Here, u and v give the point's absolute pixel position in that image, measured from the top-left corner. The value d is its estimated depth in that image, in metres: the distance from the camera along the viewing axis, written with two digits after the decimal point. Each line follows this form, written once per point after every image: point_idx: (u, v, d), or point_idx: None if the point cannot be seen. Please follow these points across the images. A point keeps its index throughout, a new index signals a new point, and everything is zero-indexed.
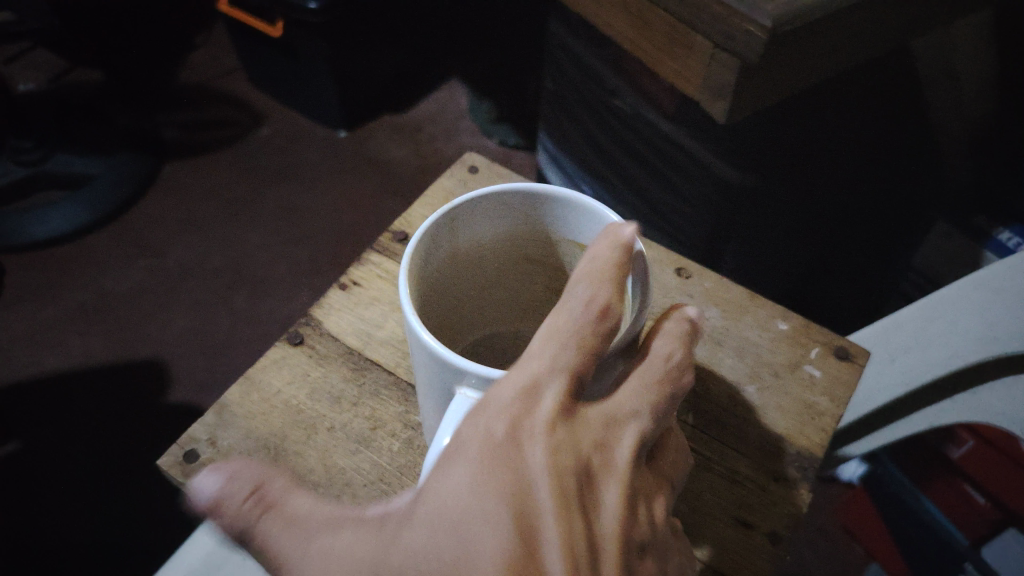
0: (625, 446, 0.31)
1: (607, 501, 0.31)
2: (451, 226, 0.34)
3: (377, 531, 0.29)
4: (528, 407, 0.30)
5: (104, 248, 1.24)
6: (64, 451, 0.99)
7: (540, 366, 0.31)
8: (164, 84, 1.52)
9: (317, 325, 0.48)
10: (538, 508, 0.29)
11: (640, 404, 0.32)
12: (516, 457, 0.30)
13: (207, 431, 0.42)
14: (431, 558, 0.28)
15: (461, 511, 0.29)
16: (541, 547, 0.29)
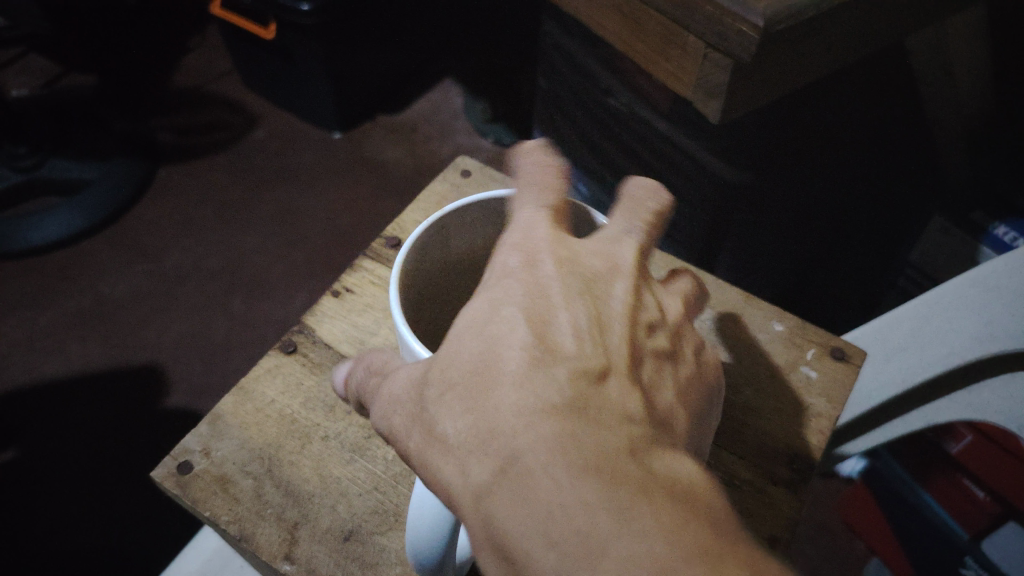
0: (606, 268, 0.33)
1: (604, 308, 0.31)
2: (442, 234, 0.35)
3: (414, 362, 0.30)
4: (526, 244, 0.32)
5: (100, 252, 1.24)
6: (63, 457, 0.99)
7: (535, 220, 0.33)
8: (158, 87, 1.51)
9: (310, 334, 0.48)
10: (550, 311, 0.30)
11: (620, 251, 0.34)
12: (520, 275, 0.31)
13: (199, 442, 0.42)
14: (461, 365, 0.28)
15: (479, 325, 0.29)
16: (559, 341, 0.29)
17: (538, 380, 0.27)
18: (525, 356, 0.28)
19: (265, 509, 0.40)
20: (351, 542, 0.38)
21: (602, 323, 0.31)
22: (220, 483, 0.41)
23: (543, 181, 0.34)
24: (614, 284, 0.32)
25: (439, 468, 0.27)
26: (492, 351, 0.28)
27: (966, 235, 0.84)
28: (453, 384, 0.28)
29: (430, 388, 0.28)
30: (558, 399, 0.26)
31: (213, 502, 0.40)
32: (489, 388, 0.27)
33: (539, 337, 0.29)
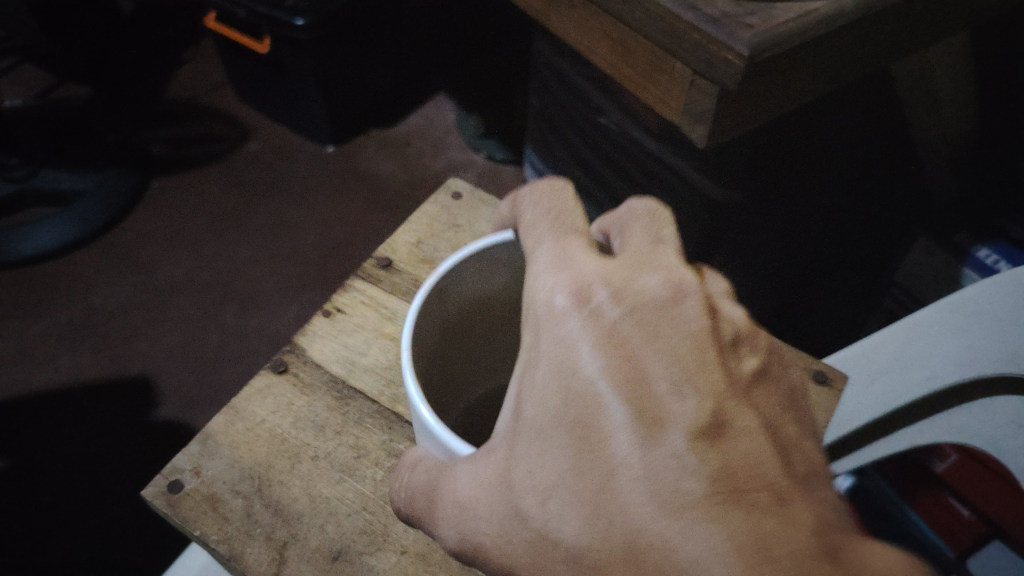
0: (666, 288, 0.30)
1: (684, 337, 0.28)
2: (441, 293, 0.37)
3: (494, 457, 0.29)
4: (570, 281, 0.30)
5: (91, 264, 1.24)
6: (52, 469, 0.99)
7: (562, 257, 0.31)
8: (151, 100, 1.51)
9: (301, 354, 0.49)
10: (631, 361, 0.28)
11: (669, 261, 0.31)
12: (576, 324, 0.29)
13: (190, 461, 0.43)
14: (565, 465, 0.27)
15: (561, 410, 0.28)
16: (660, 404, 0.27)
17: (653, 462, 0.26)
18: (628, 432, 0.27)
19: (254, 528, 0.40)
20: (340, 561, 0.39)
21: (685, 358, 0.28)
22: (210, 502, 0.41)
23: (544, 219, 0.34)
24: (680, 305, 0.29)
25: (581, 572, 0.26)
26: (587, 432, 0.27)
27: (948, 254, 0.81)
28: (559, 475, 0.27)
29: (529, 488, 0.28)
30: (687, 484, 0.25)
31: (203, 521, 0.40)
32: (607, 482, 0.26)
33: (633, 404, 0.27)
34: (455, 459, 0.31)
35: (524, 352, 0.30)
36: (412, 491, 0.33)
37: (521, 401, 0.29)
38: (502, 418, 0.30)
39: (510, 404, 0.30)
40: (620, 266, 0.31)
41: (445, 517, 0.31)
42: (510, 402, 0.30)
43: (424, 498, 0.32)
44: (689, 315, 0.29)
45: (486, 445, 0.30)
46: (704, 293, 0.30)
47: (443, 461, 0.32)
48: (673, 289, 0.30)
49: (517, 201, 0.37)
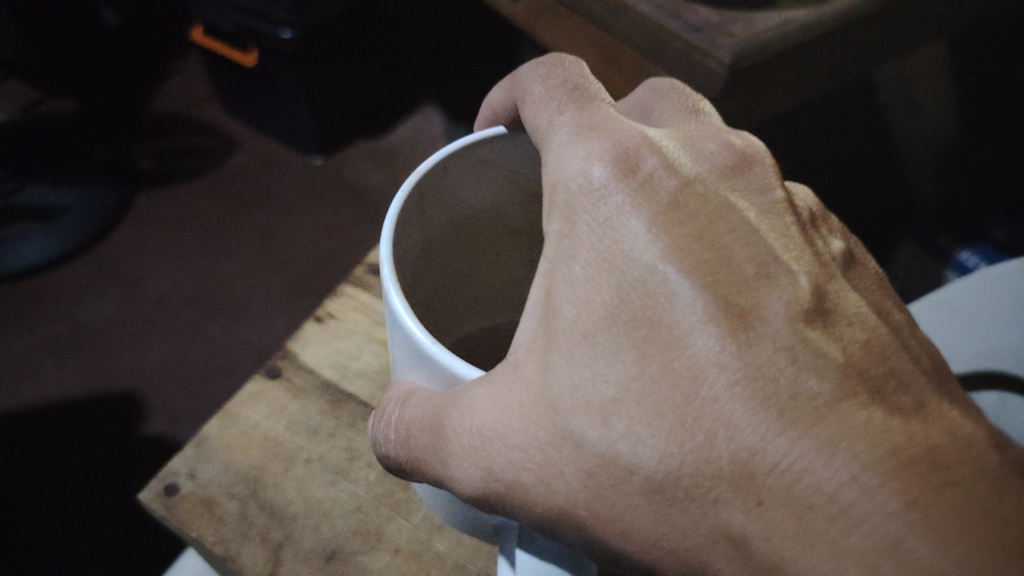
0: (724, 163, 0.28)
1: (759, 219, 0.27)
2: (420, 197, 0.34)
3: (526, 362, 0.26)
4: (609, 154, 0.27)
5: (77, 278, 1.23)
6: (40, 486, 0.99)
7: (591, 134, 0.28)
8: (137, 111, 1.51)
9: (294, 358, 0.49)
10: (706, 241, 0.25)
11: (721, 136, 0.29)
12: (627, 198, 0.25)
13: (185, 465, 0.44)
14: (626, 369, 0.24)
15: (616, 304, 0.25)
16: (750, 293, 0.24)
17: (752, 363, 0.23)
18: (712, 323, 0.24)
19: (250, 530, 0.41)
20: (334, 561, 0.40)
21: (760, 238, 0.26)
22: (206, 505, 0.42)
23: (555, 90, 0.31)
24: (744, 175, 0.28)
25: (665, 505, 0.24)
26: (658, 324, 0.24)
27: (935, 260, 0.79)
28: (631, 382, 0.24)
29: (587, 402, 0.25)
30: (800, 387, 0.23)
31: (200, 523, 0.42)
32: (695, 387, 0.23)
33: (719, 294, 0.24)
34: (456, 385, 0.27)
35: (552, 238, 0.27)
36: (403, 425, 0.29)
37: (559, 299, 0.26)
38: (529, 318, 0.27)
39: (539, 298, 0.27)
40: (665, 139, 0.28)
41: (461, 461, 0.27)
42: (536, 297, 0.27)
43: (424, 436, 0.28)
44: (753, 195, 0.27)
45: (512, 353, 0.27)
46: (766, 168, 0.28)
47: (440, 395, 0.28)
48: (737, 162, 0.28)
49: (514, 81, 0.34)
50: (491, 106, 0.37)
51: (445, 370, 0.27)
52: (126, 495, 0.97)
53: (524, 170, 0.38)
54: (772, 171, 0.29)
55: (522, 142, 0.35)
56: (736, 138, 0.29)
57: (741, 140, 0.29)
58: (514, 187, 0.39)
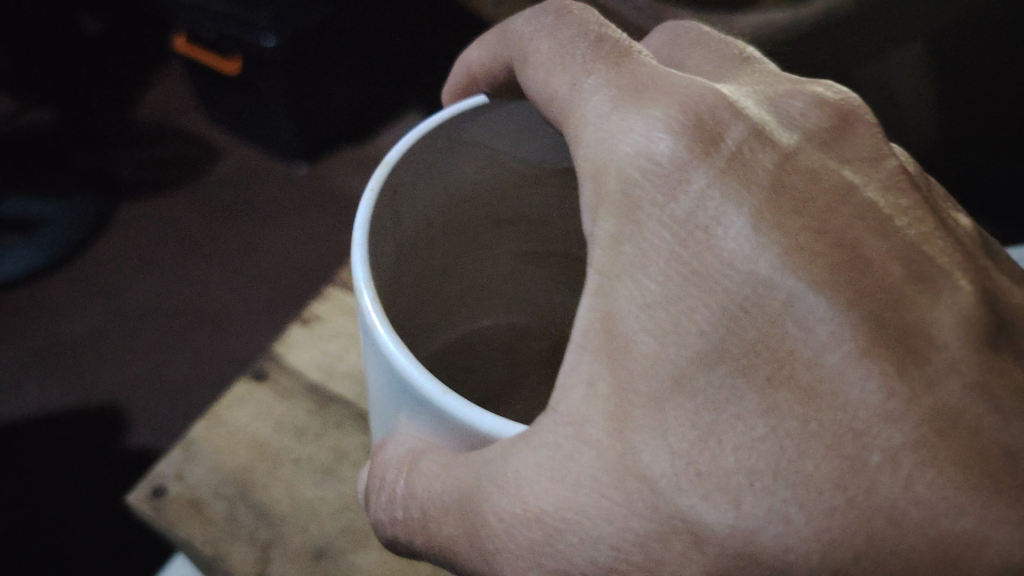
0: (823, 117, 0.26)
1: (887, 196, 0.24)
2: (390, 202, 0.34)
3: (591, 418, 0.24)
4: (680, 121, 0.25)
5: (59, 291, 1.22)
6: (22, 498, 0.98)
7: (648, 102, 0.26)
8: (119, 119, 1.48)
9: (281, 361, 0.50)
10: (833, 236, 0.23)
11: (803, 88, 0.28)
12: (714, 179, 0.24)
13: (173, 466, 0.46)
14: (745, 425, 0.22)
15: (721, 331, 0.23)
16: (894, 308, 0.22)
17: (933, 407, 0.21)
18: (869, 358, 0.21)
19: (238, 530, 0.43)
20: (323, 560, 0.42)
21: (891, 227, 0.23)
22: (195, 505, 0.44)
23: (586, 57, 0.29)
24: (845, 138, 0.26)
25: None
26: (790, 357, 0.22)
27: None
28: (763, 444, 0.22)
29: (711, 477, 0.22)
30: (980, 433, 0.21)
31: (189, 523, 0.44)
32: (865, 454, 0.21)
33: (869, 316, 0.22)
34: (489, 445, 0.26)
35: (604, 241, 0.25)
36: (415, 500, 0.29)
37: (631, 331, 0.24)
38: (583, 349, 0.25)
39: (592, 324, 0.24)
40: (742, 96, 0.27)
41: (514, 559, 0.26)
42: (593, 304, 0.24)
43: (454, 520, 0.28)
44: (861, 163, 0.25)
45: (561, 386, 0.25)
46: (860, 117, 0.27)
47: (465, 469, 0.27)
48: (834, 116, 0.26)
49: (503, 34, 0.34)
50: (467, 65, 0.37)
51: (472, 428, 0.26)
52: (109, 512, 0.97)
53: (500, 143, 0.38)
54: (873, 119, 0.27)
55: (496, 113, 0.36)
56: (825, 90, 0.27)
57: (834, 93, 0.27)
58: (495, 165, 0.40)
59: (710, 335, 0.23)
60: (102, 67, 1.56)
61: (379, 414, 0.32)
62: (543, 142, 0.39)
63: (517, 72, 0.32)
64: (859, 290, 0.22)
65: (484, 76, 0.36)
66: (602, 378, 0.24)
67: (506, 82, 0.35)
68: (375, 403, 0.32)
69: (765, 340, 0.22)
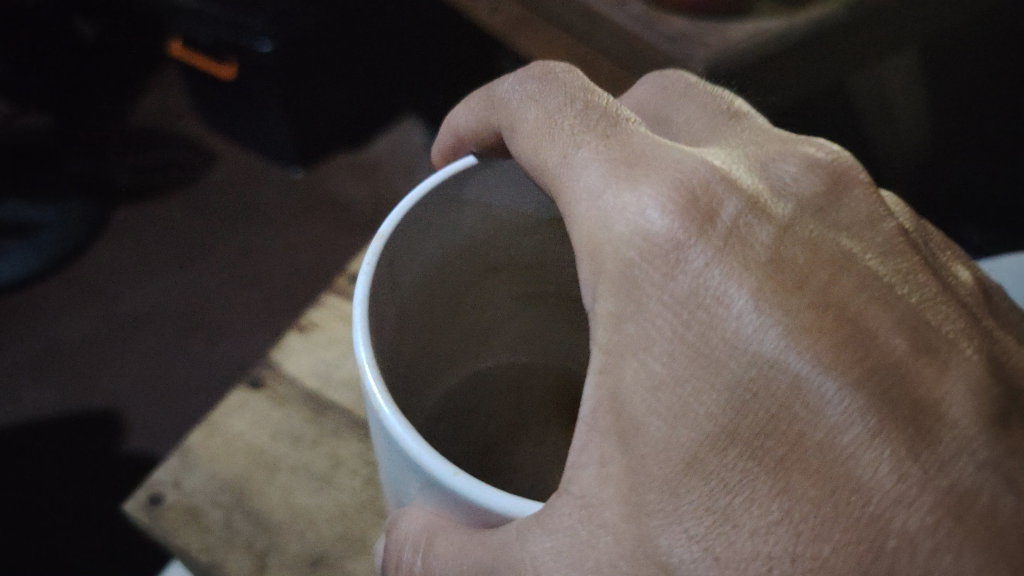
0: (815, 180, 0.26)
1: (881, 264, 0.24)
2: (389, 268, 0.32)
3: (607, 500, 0.24)
4: (675, 197, 0.24)
5: (54, 296, 1.22)
6: (17, 503, 0.98)
7: (640, 178, 0.25)
8: (114, 125, 1.48)
9: (277, 370, 0.51)
10: (832, 309, 0.22)
11: (793, 149, 0.28)
12: (715, 254, 0.23)
13: (170, 474, 0.46)
14: (766, 519, 0.21)
15: (738, 408, 0.22)
16: (900, 384, 0.21)
17: (946, 490, 0.19)
18: (877, 440, 0.20)
19: (234, 537, 0.43)
20: (320, 567, 0.42)
21: (890, 298, 0.23)
22: (191, 513, 0.45)
23: (577, 128, 0.28)
24: (839, 204, 0.25)
25: None
26: (800, 440, 0.21)
27: None
28: (779, 527, 0.21)
29: (732, 563, 0.21)
30: (998, 513, 0.19)
31: (185, 532, 0.44)
32: (882, 538, 0.20)
33: (884, 400, 0.21)
34: (507, 525, 0.25)
35: (605, 322, 0.24)
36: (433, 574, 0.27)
37: (640, 412, 0.23)
38: (592, 428, 0.24)
39: (602, 408, 0.24)
40: (735, 166, 0.26)
41: None
42: (598, 385, 0.24)
43: None
44: (853, 228, 0.25)
45: (574, 463, 0.25)
46: (851, 175, 0.27)
47: (483, 551, 0.25)
48: (825, 180, 0.26)
49: (492, 101, 0.34)
50: (457, 129, 0.37)
51: (487, 510, 0.25)
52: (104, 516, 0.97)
53: (495, 200, 0.37)
54: (865, 176, 0.27)
55: (487, 172, 0.35)
56: (816, 150, 0.27)
57: (826, 153, 0.27)
58: (490, 219, 0.38)
59: (713, 414, 0.22)
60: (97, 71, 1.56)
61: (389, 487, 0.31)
62: (536, 198, 0.38)
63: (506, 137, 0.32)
64: (864, 367, 0.21)
65: (488, 131, 0.35)
66: (613, 466, 0.24)
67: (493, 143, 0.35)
68: (384, 477, 0.31)
69: (771, 426, 0.21)
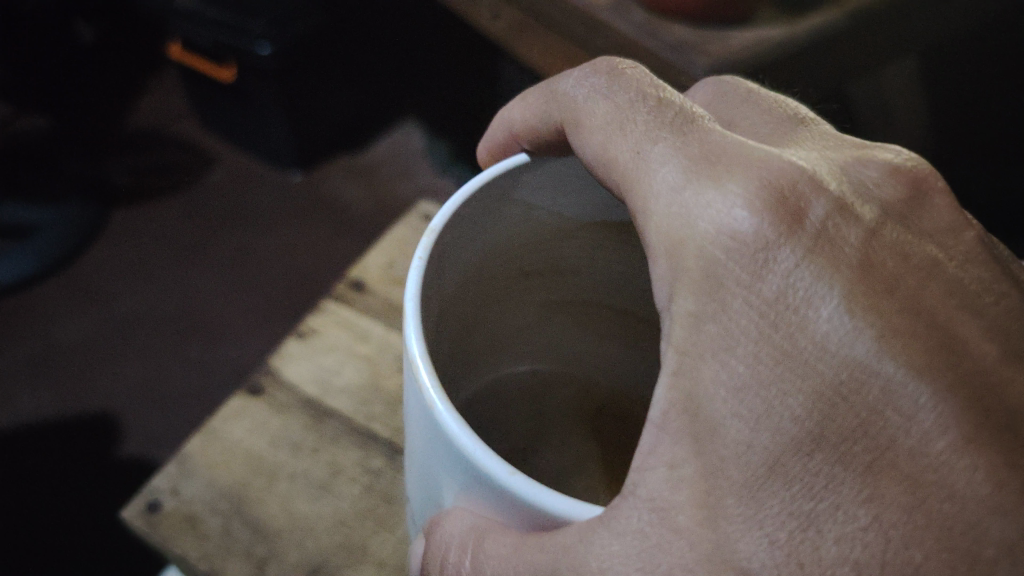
0: (897, 188, 0.27)
1: (965, 270, 0.24)
2: (438, 262, 0.31)
3: (679, 504, 0.23)
4: (762, 198, 0.24)
5: (52, 300, 1.21)
6: (12, 509, 0.98)
7: (724, 174, 0.25)
8: (111, 124, 1.47)
9: (276, 377, 0.50)
10: (920, 315, 0.22)
11: (871, 154, 0.28)
12: (807, 255, 0.23)
13: (168, 482, 0.46)
14: (853, 518, 0.21)
15: (824, 413, 0.22)
16: (992, 391, 0.22)
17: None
18: (973, 447, 0.20)
19: (233, 545, 0.43)
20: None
21: (972, 305, 0.23)
22: (189, 521, 0.44)
23: (651, 125, 0.28)
24: (924, 213, 0.26)
25: None
26: (891, 446, 0.21)
27: None
28: (868, 533, 0.21)
29: (814, 569, 0.21)
30: None
31: (183, 539, 0.44)
32: (976, 546, 0.20)
33: (971, 401, 0.21)
34: (565, 528, 0.24)
35: (683, 320, 0.24)
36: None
37: (720, 416, 0.23)
38: (662, 430, 0.24)
39: (672, 404, 0.23)
40: (819, 166, 0.26)
41: None
42: (673, 386, 0.23)
43: None
44: (936, 234, 0.25)
45: (641, 467, 0.24)
46: (933, 181, 0.27)
47: (540, 555, 0.24)
48: (908, 184, 0.27)
49: (554, 94, 0.33)
50: (511, 124, 0.36)
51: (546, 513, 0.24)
52: (99, 521, 0.96)
53: (544, 203, 0.36)
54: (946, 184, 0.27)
55: (544, 170, 0.33)
56: (891, 155, 0.28)
57: (905, 159, 0.28)
58: (532, 220, 0.37)
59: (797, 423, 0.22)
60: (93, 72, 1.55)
61: (421, 488, 0.30)
62: (591, 198, 0.37)
63: (569, 131, 0.32)
64: (947, 373, 0.21)
65: (551, 127, 0.34)
66: (685, 469, 0.23)
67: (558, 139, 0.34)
68: (418, 478, 0.30)
69: (857, 434, 0.21)
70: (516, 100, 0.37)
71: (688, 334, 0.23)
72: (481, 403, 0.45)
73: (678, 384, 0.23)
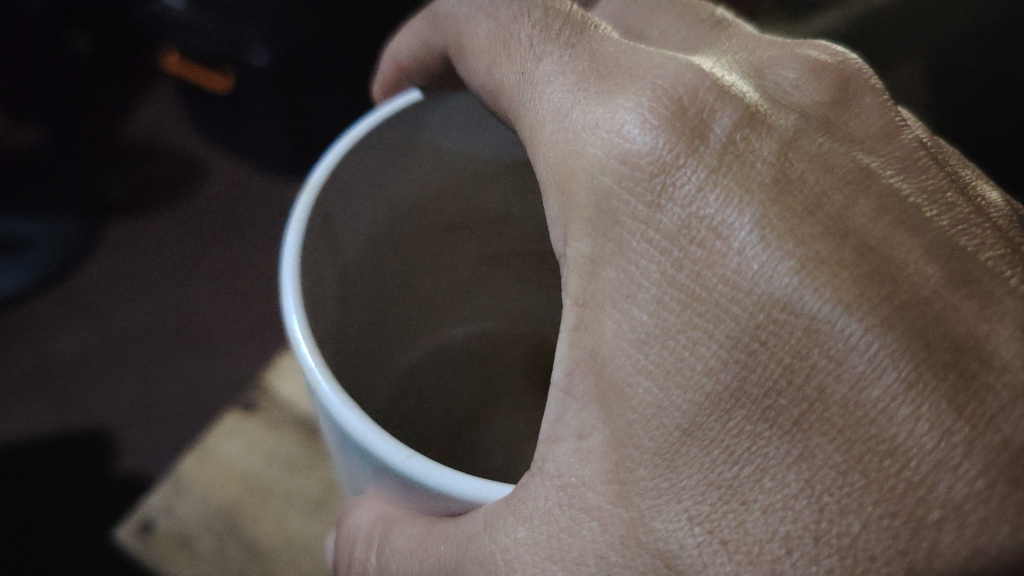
0: (821, 86, 0.29)
1: (897, 177, 0.25)
2: (325, 228, 0.35)
3: (589, 480, 0.26)
4: (657, 113, 0.26)
5: (46, 314, 1.20)
6: (19, 529, 1.00)
7: (616, 90, 0.27)
8: (103, 139, 1.35)
9: (268, 394, 0.55)
10: (850, 238, 0.23)
11: (795, 52, 0.30)
12: (710, 169, 0.24)
13: (161, 502, 0.51)
14: (782, 485, 0.22)
15: (734, 338, 0.23)
16: (937, 321, 0.22)
17: (998, 446, 0.21)
18: (915, 386, 0.22)
19: (227, 564, 0.49)
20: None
21: (918, 220, 0.24)
22: (182, 540, 0.50)
23: (537, 39, 0.30)
24: (851, 110, 0.28)
25: None
26: (822, 396, 0.22)
27: None
28: (797, 501, 0.22)
29: (735, 539, 0.23)
30: None
31: (178, 558, 0.50)
32: (923, 509, 0.21)
33: (914, 335, 0.22)
34: (476, 509, 0.28)
35: (581, 266, 0.26)
36: (388, 556, 0.30)
37: (626, 373, 0.25)
38: (568, 395, 0.26)
39: (576, 363, 0.26)
40: (735, 69, 0.29)
41: None
42: (573, 340, 0.26)
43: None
44: (870, 137, 0.27)
45: (549, 441, 0.27)
46: (861, 79, 0.29)
47: (444, 547, 0.28)
48: (834, 80, 0.29)
49: (435, 17, 0.37)
50: (398, 59, 0.41)
51: (455, 496, 0.28)
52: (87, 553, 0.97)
53: (448, 143, 0.40)
54: (874, 82, 0.29)
55: (439, 106, 0.37)
56: (819, 53, 0.30)
57: (830, 56, 0.30)
58: (442, 165, 0.41)
59: (705, 367, 0.24)
60: (100, 82, 1.41)
61: (348, 476, 0.33)
62: (493, 138, 0.40)
63: (455, 56, 0.36)
64: (877, 309, 0.22)
65: (434, 52, 0.38)
66: (601, 440, 0.26)
67: (438, 73, 0.39)
68: (339, 464, 0.33)
69: (789, 392, 0.23)
70: (401, 35, 0.41)
71: (584, 270, 0.26)
72: (411, 371, 0.50)
73: (581, 337, 0.26)
